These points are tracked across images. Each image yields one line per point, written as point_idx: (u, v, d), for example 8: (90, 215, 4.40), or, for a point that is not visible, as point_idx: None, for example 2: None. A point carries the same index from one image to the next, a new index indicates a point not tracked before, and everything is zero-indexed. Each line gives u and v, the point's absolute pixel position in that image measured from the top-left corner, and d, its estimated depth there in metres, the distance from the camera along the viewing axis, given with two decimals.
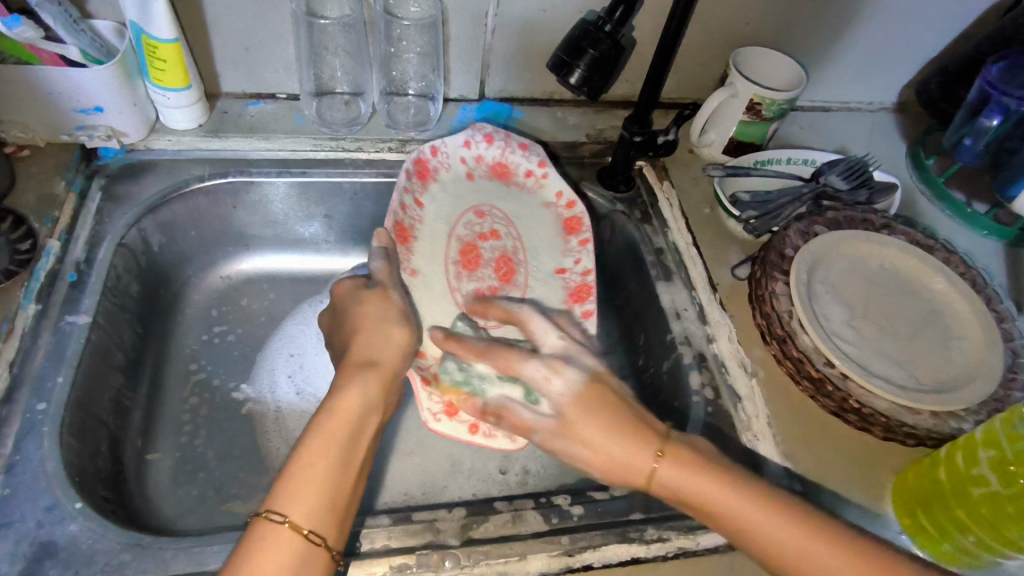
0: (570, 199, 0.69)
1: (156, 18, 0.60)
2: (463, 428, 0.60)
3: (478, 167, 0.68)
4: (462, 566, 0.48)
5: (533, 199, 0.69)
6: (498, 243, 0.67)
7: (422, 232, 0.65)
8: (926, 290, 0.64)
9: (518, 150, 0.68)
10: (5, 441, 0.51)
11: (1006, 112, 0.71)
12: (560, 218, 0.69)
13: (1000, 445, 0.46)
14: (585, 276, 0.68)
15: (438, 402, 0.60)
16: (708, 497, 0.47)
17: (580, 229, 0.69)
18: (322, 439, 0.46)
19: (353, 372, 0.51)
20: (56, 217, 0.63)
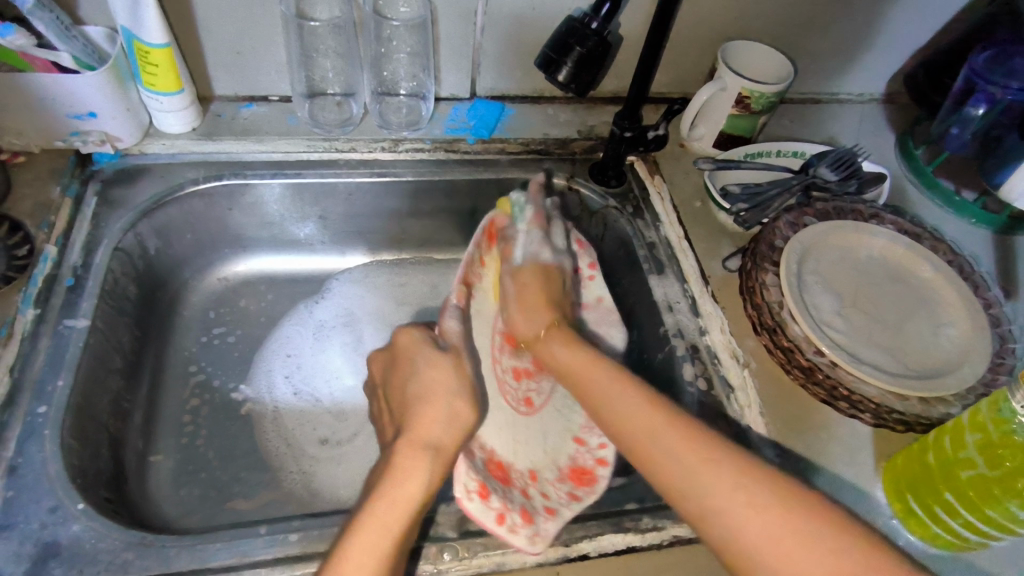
0: (603, 295, 0.68)
1: (146, 24, 0.61)
2: (491, 515, 0.51)
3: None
4: (461, 558, 0.49)
5: (573, 292, 0.68)
6: None
7: (479, 292, 0.66)
8: (913, 279, 0.65)
9: (574, 244, 0.68)
10: (7, 444, 0.51)
11: (991, 101, 0.72)
12: (595, 322, 0.67)
13: (986, 428, 0.47)
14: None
15: (474, 480, 0.53)
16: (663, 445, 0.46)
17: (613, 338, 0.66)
18: (385, 512, 0.45)
19: (416, 452, 0.49)
20: (53, 222, 0.64)
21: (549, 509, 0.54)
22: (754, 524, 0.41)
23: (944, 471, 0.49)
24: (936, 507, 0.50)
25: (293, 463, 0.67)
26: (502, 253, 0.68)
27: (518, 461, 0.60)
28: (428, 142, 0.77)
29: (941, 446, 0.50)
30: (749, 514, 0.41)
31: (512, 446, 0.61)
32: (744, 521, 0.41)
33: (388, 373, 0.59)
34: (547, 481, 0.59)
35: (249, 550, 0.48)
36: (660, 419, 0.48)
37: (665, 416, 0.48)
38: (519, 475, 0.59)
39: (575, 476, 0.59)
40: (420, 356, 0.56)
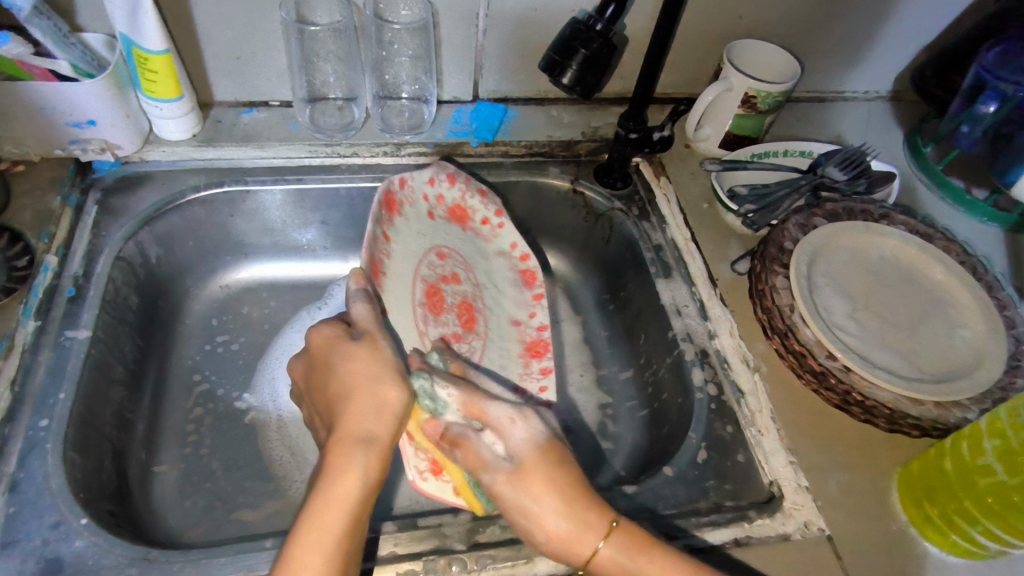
0: (523, 249, 0.69)
1: (145, 30, 0.60)
2: (450, 488, 0.53)
3: (439, 208, 0.67)
4: (470, 570, 0.48)
5: (486, 246, 0.70)
6: (459, 288, 0.66)
7: (391, 269, 0.60)
8: (926, 280, 0.64)
9: (478, 197, 0.68)
10: (9, 460, 0.51)
11: (1002, 98, 0.71)
12: (515, 269, 0.70)
13: (1005, 434, 0.45)
14: (540, 332, 0.68)
15: (425, 459, 0.54)
16: None
17: (534, 283, 0.69)
18: (331, 514, 0.43)
19: (349, 448, 0.46)
20: (53, 232, 0.63)
21: None
22: None
23: (963, 479, 0.48)
24: (954, 515, 0.50)
25: (298, 472, 0.66)
26: (415, 222, 0.64)
27: None
28: (430, 146, 0.76)
29: (959, 454, 0.49)
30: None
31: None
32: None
33: (311, 376, 0.55)
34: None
35: (254, 565, 0.47)
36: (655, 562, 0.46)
37: (660, 561, 0.46)
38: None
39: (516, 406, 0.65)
40: (331, 350, 0.52)
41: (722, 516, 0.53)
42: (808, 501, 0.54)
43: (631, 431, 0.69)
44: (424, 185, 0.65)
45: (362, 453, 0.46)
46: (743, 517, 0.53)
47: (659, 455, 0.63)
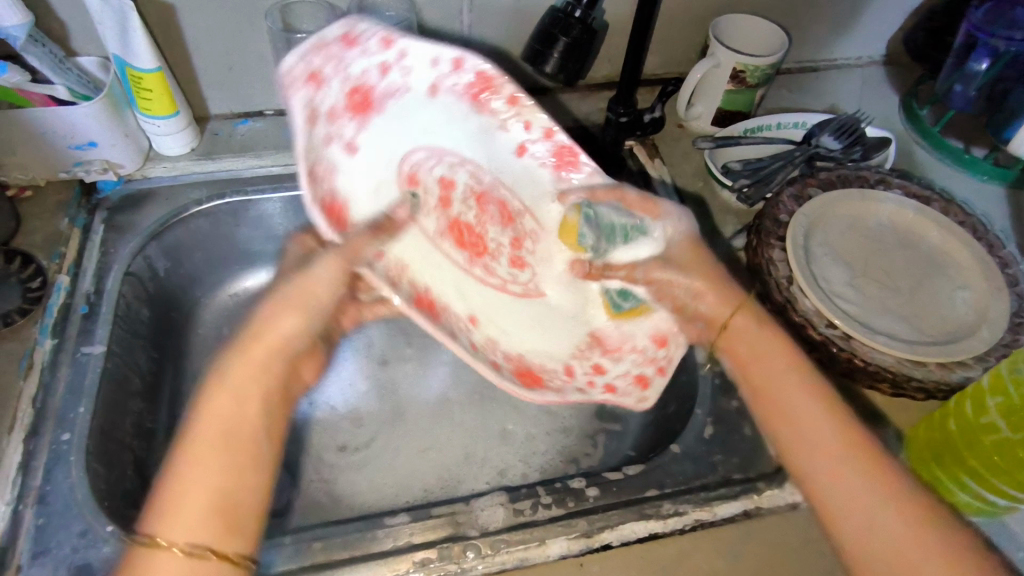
0: (456, 61, 0.54)
1: (136, 50, 0.62)
2: (659, 376, 0.57)
3: (325, 90, 0.56)
4: (484, 555, 0.50)
5: (418, 87, 0.57)
6: (461, 184, 0.61)
7: (411, 260, 0.62)
8: (924, 244, 0.64)
9: (354, 54, 0.55)
10: (35, 473, 0.53)
11: (994, 55, 0.69)
12: (462, 91, 0.55)
13: (1006, 390, 0.46)
14: (552, 136, 0.54)
15: (605, 391, 0.59)
16: (760, 374, 0.50)
17: (495, 85, 0.53)
18: (211, 426, 0.41)
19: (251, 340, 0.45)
20: (63, 253, 0.65)
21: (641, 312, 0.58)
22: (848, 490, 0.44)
23: (967, 436, 0.48)
24: (963, 477, 0.50)
25: (314, 470, 0.66)
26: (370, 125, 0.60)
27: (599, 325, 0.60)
28: None
29: (962, 413, 0.49)
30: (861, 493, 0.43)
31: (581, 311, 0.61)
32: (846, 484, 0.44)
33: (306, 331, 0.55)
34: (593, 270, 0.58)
35: (275, 560, 0.49)
36: (760, 347, 0.50)
37: (780, 354, 0.50)
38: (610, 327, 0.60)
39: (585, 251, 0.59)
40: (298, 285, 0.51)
41: (730, 489, 0.54)
42: None
43: (640, 413, 0.70)
44: (299, 68, 0.55)
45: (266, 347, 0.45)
46: (752, 489, 0.54)
47: (666, 434, 0.64)
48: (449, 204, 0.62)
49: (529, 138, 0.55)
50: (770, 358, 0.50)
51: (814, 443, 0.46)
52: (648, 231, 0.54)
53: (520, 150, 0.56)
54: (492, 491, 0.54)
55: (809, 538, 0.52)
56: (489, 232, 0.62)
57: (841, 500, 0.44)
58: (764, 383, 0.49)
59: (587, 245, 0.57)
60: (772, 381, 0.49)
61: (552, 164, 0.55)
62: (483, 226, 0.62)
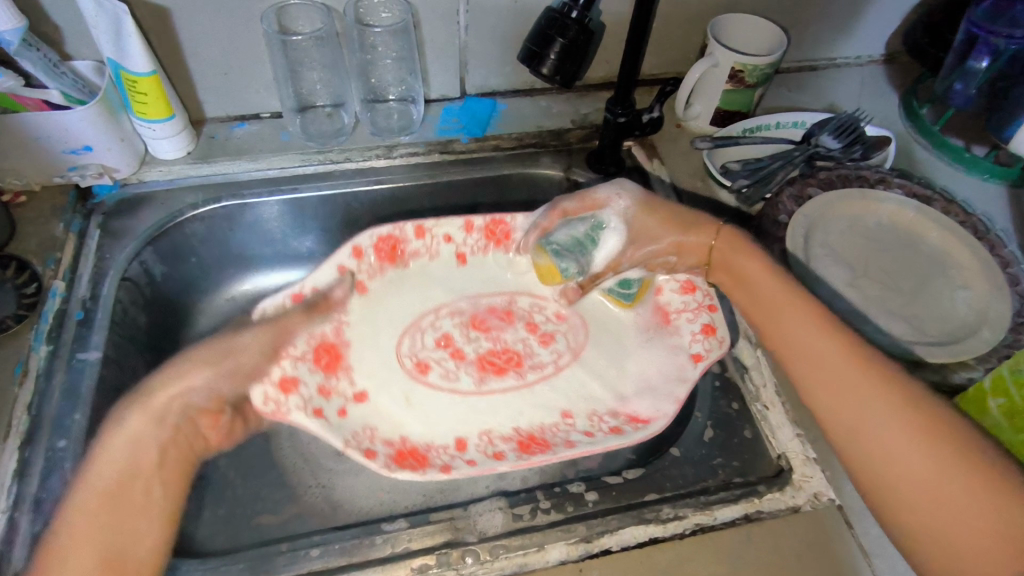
0: (360, 248, 0.68)
1: (131, 53, 0.61)
2: (711, 312, 0.65)
3: (327, 401, 0.62)
4: (483, 561, 0.49)
5: (383, 353, 0.66)
6: (456, 335, 0.68)
7: (480, 432, 0.62)
8: (924, 244, 0.63)
9: (307, 367, 0.63)
10: (30, 481, 0.52)
11: (994, 53, 0.69)
12: (376, 254, 0.68)
13: (1007, 393, 0.47)
14: (469, 221, 0.70)
15: (697, 344, 0.63)
16: (758, 298, 0.58)
17: (388, 243, 0.69)
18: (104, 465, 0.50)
19: (124, 403, 0.54)
20: (59, 258, 0.65)
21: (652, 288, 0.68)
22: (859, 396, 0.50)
23: None
24: None
25: (312, 477, 0.67)
26: (378, 407, 0.63)
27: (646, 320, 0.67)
28: (422, 146, 0.76)
29: (963, 412, 0.50)
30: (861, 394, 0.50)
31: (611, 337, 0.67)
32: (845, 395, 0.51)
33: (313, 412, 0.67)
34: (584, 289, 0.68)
35: (271, 568, 0.49)
36: (760, 278, 0.58)
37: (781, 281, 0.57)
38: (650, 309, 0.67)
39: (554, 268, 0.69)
40: (182, 356, 0.58)
41: (731, 493, 0.53)
42: (819, 472, 0.54)
43: None
44: (294, 413, 0.60)
45: (129, 409, 0.53)
46: (752, 493, 0.53)
47: (667, 438, 0.63)
48: (457, 353, 0.67)
49: (455, 237, 0.70)
50: (771, 286, 0.57)
51: (838, 366, 0.52)
52: (602, 220, 0.66)
53: (459, 259, 0.71)
54: (491, 497, 0.54)
55: (812, 539, 0.51)
56: (508, 333, 0.68)
57: (834, 405, 0.51)
58: (770, 308, 0.57)
59: (572, 274, 0.67)
60: (779, 304, 0.57)
61: (485, 242, 0.70)
62: (496, 334, 0.68)
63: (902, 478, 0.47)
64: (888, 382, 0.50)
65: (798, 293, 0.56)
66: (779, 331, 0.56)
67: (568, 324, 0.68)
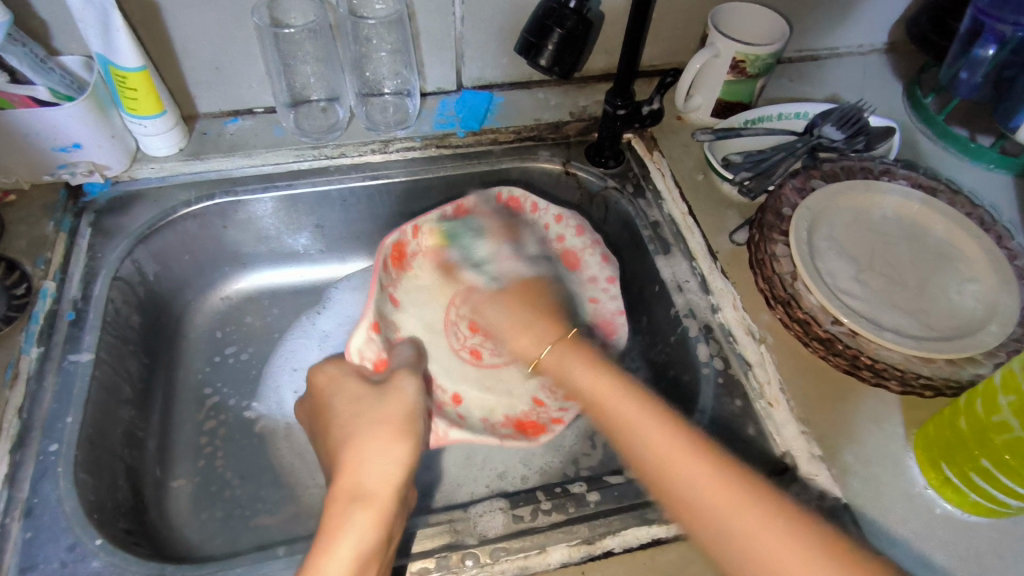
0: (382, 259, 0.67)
1: (119, 48, 0.60)
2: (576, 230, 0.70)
3: (442, 414, 0.65)
4: (483, 564, 0.49)
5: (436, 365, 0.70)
6: (467, 335, 0.71)
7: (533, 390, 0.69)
8: (928, 237, 0.62)
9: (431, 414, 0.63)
10: (22, 485, 0.51)
11: (1000, 41, 0.68)
12: (395, 259, 0.68)
13: (1019, 389, 0.44)
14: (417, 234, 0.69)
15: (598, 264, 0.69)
16: (598, 393, 0.51)
17: (402, 255, 0.69)
18: (348, 548, 0.42)
19: (345, 504, 0.44)
20: (49, 258, 0.64)
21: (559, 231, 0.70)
22: (729, 515, 0.41)
23: (979, 435, 0.47)
24: (973, 475, 0.48)
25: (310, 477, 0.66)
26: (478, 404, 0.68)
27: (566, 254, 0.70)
28: (418, 140, 0.75)
29: (974, 411, 0.47)
30: (746, 529, 0.40)
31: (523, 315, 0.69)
32: (722, 513, 0.41)
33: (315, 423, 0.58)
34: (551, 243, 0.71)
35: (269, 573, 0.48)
36: (583, 366, 0.54)
37: (613, 382, 0.51)
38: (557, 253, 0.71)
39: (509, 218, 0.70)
40: (357, 446, 0.48)
41: None
42: (823, 469, 0.53)
43: None
44: (451, 431, 0.63)
45: (352, 508, 0.44)
46: None
47: None
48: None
49: (440, 229, 0.69)
50: (605, 392, 0.50)
51: (642, 427, 0.46)
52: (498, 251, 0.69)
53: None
54: (491, 497, 0.53)
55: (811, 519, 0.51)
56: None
57: (730, 533, 0.40)
58: (606, 412, 0.49)
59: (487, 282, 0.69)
60: (605, 397, 0.50)
61: (504, 219, 0.70)
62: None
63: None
64: (752, 492, 0.41)
65: (625, 387, 0.50)
66: (624, 435, 0.47)
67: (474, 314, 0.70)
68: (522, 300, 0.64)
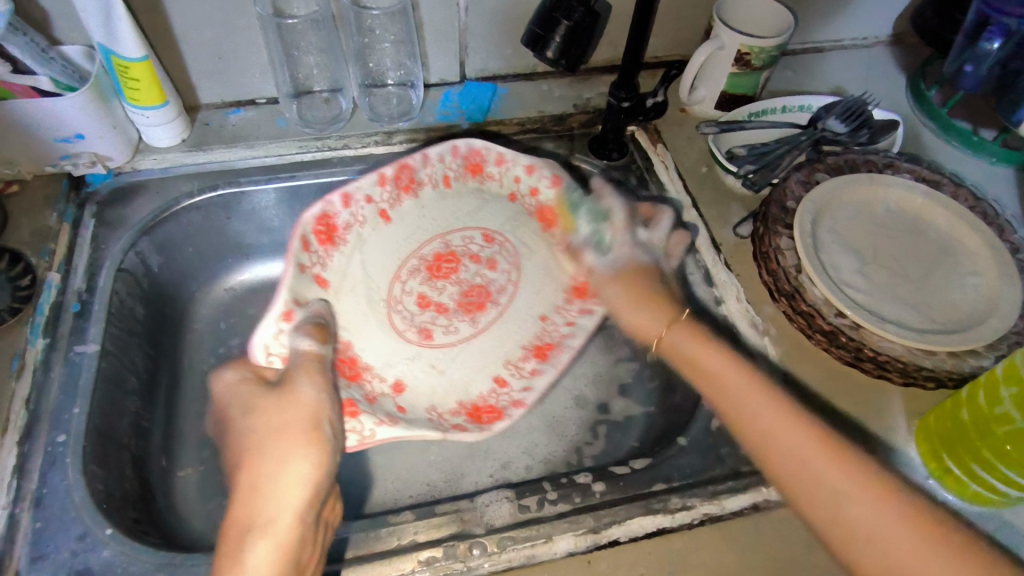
0: (303, 238, 0.62)
1: (122, 38, 0.60)
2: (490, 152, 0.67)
3: (375, 407, 0.61)
4: (490, 553, 0.49)
5: (377, 358, 0.63)
6: (467, 272, 0.67)
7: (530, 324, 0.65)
8: (932, 230, 0.63)
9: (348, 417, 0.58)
10: (31, 476, 0.52)
11: (1006, 34, 0.67)
12: (313, 232, 0.62)
13: (1020, 380, 0.44)
14: (383, 180, 0.65)
15: (523, 167, 0.67)
16: (699, 356, 0.54)
17: (332, 237, 0.64)
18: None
19: (240, 535, 0.44)
20: (53, 249, 0.64)
21: (497, 163, 0.68)
22: (837, 477, 0.43)
23: (980, 426, 0.47)
24: (973, 465, 0.49)
25: None
26: (421, 391, 0.63)
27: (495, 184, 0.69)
28: (422, 131, 0.75)
29: (976, 403, 0.48)
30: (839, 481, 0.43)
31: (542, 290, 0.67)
32: (812, 457, 0.45)
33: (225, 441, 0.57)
34: (524, 194, 0.69)
35: None
36: (720, 354, 0.53)
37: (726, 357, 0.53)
38: (499, 181, 0.69)
39: (473, 168, 0.68)
40: (250, 470, 0.48)
41: (739, 482, 0.53)
42: None
43: (643, 405, 0.69)
44: (378, 431, 0.59)
45: (249, 539, 0.44)
46: (760, 482, 0.53)
47: (673, 426, 0.63)
48: (441, 308, 0.66)
49: (375, 198, 0.65)
50: (727, 376, 0.51)
51: (759, 407, 0.49)
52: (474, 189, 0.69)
53: (445, 183, 0.68)
54: (499, 487, 0.53)
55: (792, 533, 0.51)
56: (462, 271, 0.67)
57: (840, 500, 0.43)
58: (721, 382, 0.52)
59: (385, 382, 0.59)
60: (735, 387, 0.51)
61: (468, 171, 0.68)
62: (455, 275, 0.67)
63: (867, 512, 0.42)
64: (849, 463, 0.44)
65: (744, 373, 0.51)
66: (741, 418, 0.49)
67: (496, 245, 0.68)
68: (633, 284, 0.61)
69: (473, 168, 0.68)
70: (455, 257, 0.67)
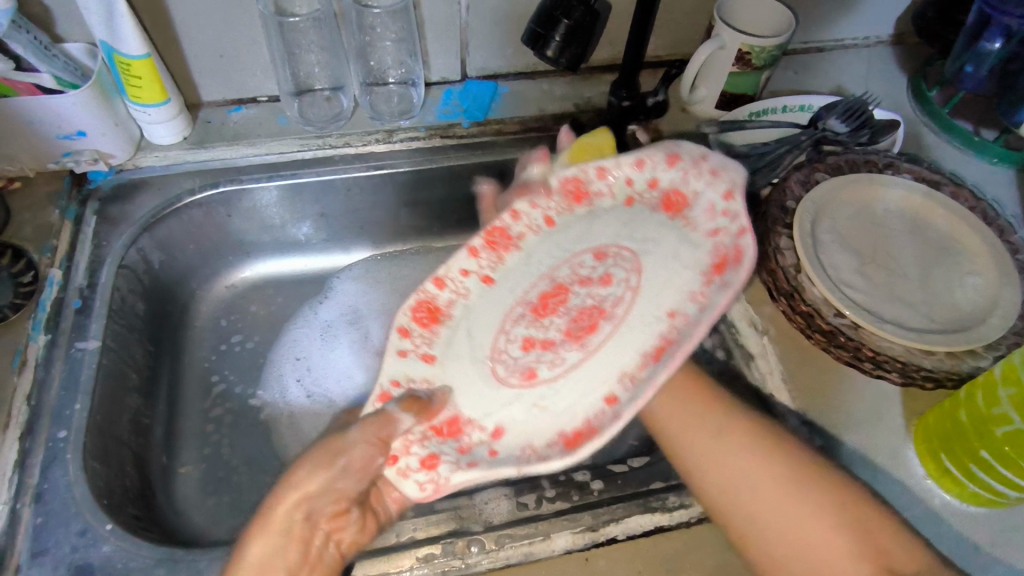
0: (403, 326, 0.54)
1: (124, 36, 0.60)
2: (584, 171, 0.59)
3: (464, 455, 0.51)
4: (488, 550, 0.49)
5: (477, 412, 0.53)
6: (579, 296, 0.57)
7: (656, 330, 0.53)
8: (932, 230, 0.63)
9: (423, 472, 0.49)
10: (32, 471, 0.52)
11: (1006, 34, 0.67)
12: (411, 314, 0.55)
13: (1019, 381, 0.44)
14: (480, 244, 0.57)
15: (629, 166, 0.58)
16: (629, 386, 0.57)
17: (432, 322, 0.55)
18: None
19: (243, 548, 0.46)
20: (55, 245, 0.64)
21: (598, 179, 0.59)
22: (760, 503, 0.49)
23: (978, 426, 0.47)
24: (971, 465, 0.49)
25: None
26: (521, 431, 0.53)
27: (602, 199, 0.60)
28: (423, 130, 0.75)
29: (974, 403, 0.48)
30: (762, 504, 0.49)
31: (668, 268, 0.56)
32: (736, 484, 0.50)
33: None
34: (638, 194, 0.60)
35: None
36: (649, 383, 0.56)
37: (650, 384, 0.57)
38: (605, 193, 0.60)
39: (577, 196, 0.59)
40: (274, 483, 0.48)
41: None
42: None
43: None
44: (454, 476, 0.49)
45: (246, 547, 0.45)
46: None
47: None
48: (548, 343, 0.55)
49: (472, 266, 0.57)
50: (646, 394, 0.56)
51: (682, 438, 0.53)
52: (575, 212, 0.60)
53: (548, 224, 0.59)
54: (497, 486, 0.55)
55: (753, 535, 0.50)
56: (572, 299, 0.57)
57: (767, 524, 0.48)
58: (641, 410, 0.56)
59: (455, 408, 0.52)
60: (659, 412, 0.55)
61: (571, 201, 0.59)
62: (563, 307, 0.56)
63: (791, 525, 0.47)
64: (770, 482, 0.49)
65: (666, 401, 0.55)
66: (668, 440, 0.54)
67: (611, 254, 0.58)
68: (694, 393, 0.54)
69: (580, 194, 0.59)
70: (563, 290, 0.57)
